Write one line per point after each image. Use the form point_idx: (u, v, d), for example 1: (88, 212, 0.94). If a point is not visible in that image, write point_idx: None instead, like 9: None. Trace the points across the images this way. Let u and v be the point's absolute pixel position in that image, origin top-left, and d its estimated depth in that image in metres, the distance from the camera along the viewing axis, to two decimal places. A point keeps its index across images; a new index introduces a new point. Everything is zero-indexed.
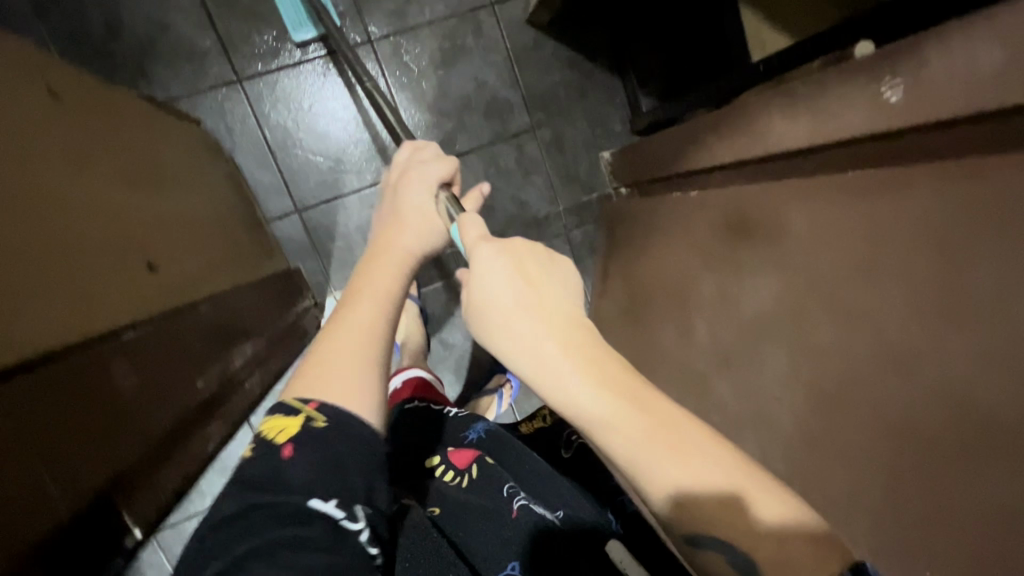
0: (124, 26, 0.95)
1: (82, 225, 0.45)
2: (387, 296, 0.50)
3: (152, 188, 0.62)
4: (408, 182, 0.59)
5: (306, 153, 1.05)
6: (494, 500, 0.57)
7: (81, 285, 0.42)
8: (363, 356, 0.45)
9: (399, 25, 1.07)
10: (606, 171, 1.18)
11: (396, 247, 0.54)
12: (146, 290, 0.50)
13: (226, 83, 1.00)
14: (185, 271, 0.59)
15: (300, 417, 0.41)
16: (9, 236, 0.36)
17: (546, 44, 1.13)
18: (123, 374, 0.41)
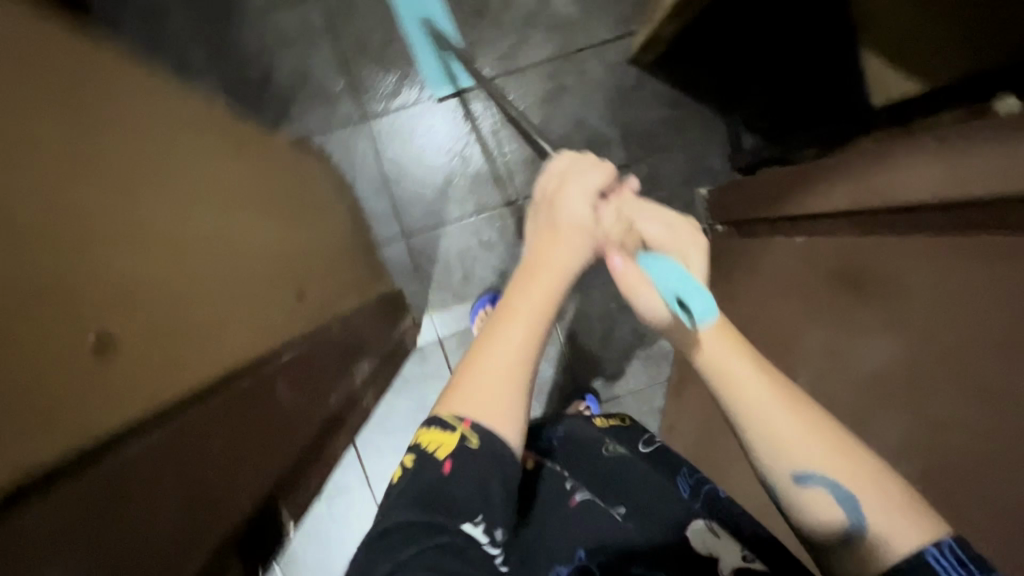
0: (275, 73, 1.10)
1: (245, 266, 0.54)
2: (536, 328, 0.50)
3: (295, 222, 0.71)
4: (565, 193, 0.54)
5: (416, 184, 1.14)
6: (559, 498, 0.61)
7: (246, 318, 0.51)
8: (509, 385, 0.48)
9: (507, 66, 1.13)
10: (702, 208, 1.17)
11: (551, 263, 0.53)
12: (292, 314, 0.59)
13: (352, 122, 1.12)
14: (321, 296, 0.68)
15: (456, 434, 0.46)
16: (190, 283, 0.45)
17: (647, 83, 1.15)
18: (278, 396, 0.49)
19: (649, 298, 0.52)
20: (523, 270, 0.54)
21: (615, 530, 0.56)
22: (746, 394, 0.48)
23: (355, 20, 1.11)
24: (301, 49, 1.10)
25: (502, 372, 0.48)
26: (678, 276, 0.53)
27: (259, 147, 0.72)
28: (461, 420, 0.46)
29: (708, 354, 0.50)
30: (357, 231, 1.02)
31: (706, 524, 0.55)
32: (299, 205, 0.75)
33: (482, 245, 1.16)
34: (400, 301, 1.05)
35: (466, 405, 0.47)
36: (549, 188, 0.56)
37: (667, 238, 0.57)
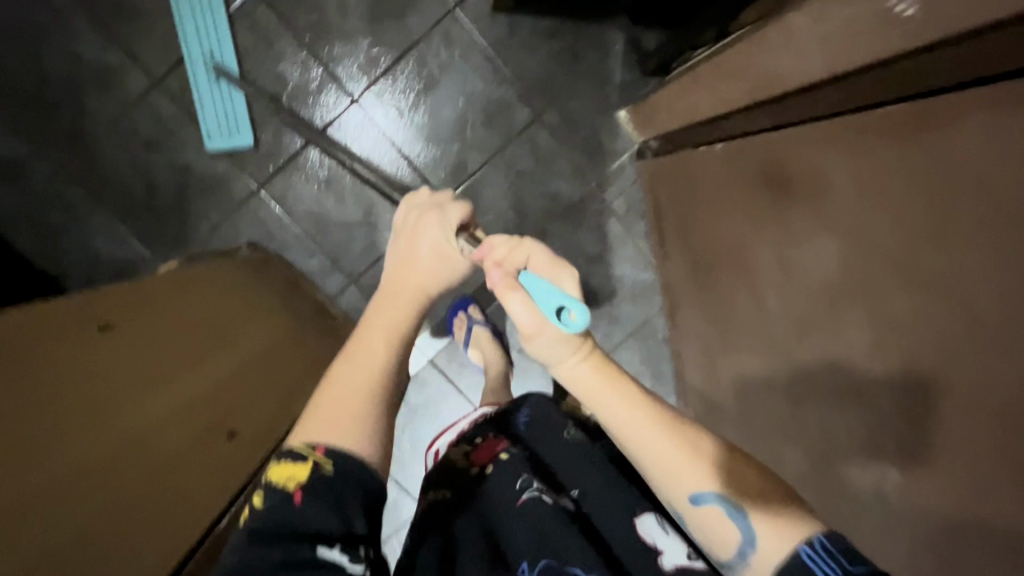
0: (157, 181, 1.05)
1: (170, 442, 0.54)
2: (394, 344, 0.48)
3: (227, 349, 0.71)
4: (423, 227, 0.55)
5: (340, 228, 1.10)
6: (508, 498, 0.58)
7: (179, 500, 0.52)
8: (359, 406, 0.44)
9: (374, 72, 1.05)
10: (629, 128, 1.09)
11: (413, 284, 0.53)
12: (234, 465, 0.60)
13: (251, 195, 1.07)
14: (266, 420, 0.68)
15: (309, 463, 0.41)
16: (109, 500, 0.46)
17: (521, 25, 1.05)
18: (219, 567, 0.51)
19: (521, 306, 0.45)
20: (380, 297, 0.52)
21: (560, 527, 0.53)
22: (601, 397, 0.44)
23: None
24: (169, 145, 1.04)
25: (353, 391, 0.45)
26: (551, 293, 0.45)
27: (156, 292, 0.70)
28: (315, 447, 0.42)
29: (576, 374, 0.45)
30: (300, 305, 1.00)
31: (654, 520, 0.54)
32: (224, 325, 0.74)
33: None
34: None
35: (320, 428, 0.43)
36: (406, 221, 0.58)
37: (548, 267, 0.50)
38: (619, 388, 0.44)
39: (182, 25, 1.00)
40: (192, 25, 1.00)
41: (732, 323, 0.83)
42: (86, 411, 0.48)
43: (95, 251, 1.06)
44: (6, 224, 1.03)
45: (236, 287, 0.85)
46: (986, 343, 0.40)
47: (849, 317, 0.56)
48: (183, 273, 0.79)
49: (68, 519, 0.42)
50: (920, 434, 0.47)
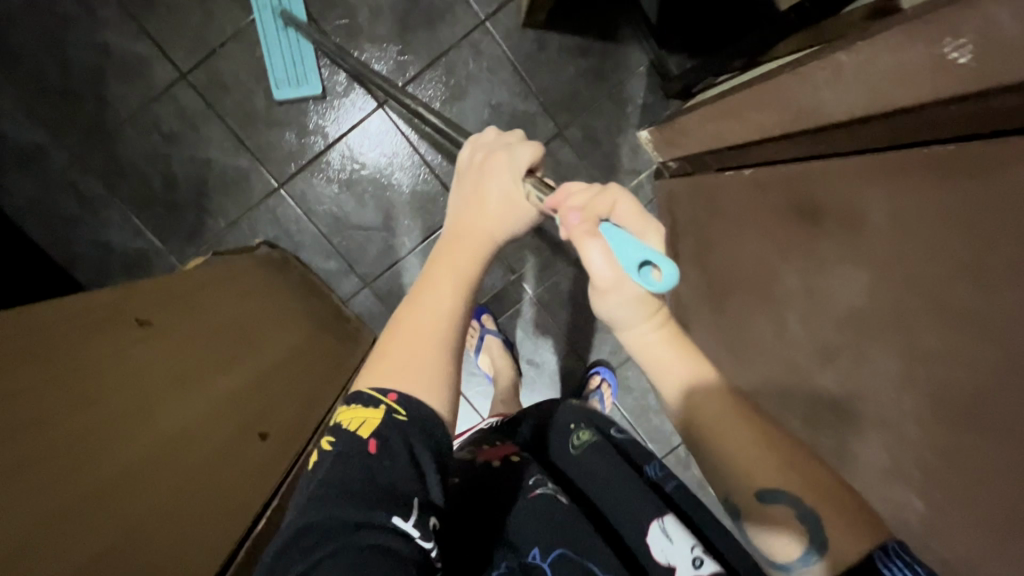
0: (176, 173, 1.04)
1: (206, 443, 0.53)
2: (461, 286, 0.57)
3: (253, 349, 0.70)
4: (493, 166, 0.65)
5: (359, 231, 1.10)
6: (517, 491, 0.59)
7: (226, 498, 0.52)
8: (434, 346, 0.51)
9: (401, 79, 1.06)
10: (648, 148, 1.11)
11: (486, 230, 0.63)
12: (268, 466, 0.60)
13: (270, 192, 1.07)
14: (295, 419, 0.68)
15: (382, 409, 0.46)
16: (164, 500, 0.46)
17: (550, 42, 1.06)
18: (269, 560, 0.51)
19: (601, 255, 0.60)
20: (457, 238, 0.62)
21: (573, 522, 0.55)
22: (632, 327, 0.66)
23: (231, 88, 1.03)
24: (191, 139, 1.03)
25: (430, 322, 0.53)
26: (636, 241, 0.56)
27: (184, 286, 0.68)
28: (387, 394, 0.46)
29: (610, 302, 0.65)
30: (317, 305, 1.00)
31: (660, 527, 0.59)
32: (248, 323, 0.73)
33: None
34: None
35: (391, 376, 0.48)
36: (478, 157, 0.65)
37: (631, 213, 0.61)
38: (655, 313, 0.66)
39: None
40: None
41: (748, 346, 0.85)
42: (131, 411, 0.48)
43: (107, 241, 1.04)
44: (18, 209, 1.02)
45: (263, 288, 0.85)
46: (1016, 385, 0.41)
47: (875, 349, 0.58)
48: (208, 268, 0.79)
49: (128, 520, 0.42)
50: (948, 466, 0.49)
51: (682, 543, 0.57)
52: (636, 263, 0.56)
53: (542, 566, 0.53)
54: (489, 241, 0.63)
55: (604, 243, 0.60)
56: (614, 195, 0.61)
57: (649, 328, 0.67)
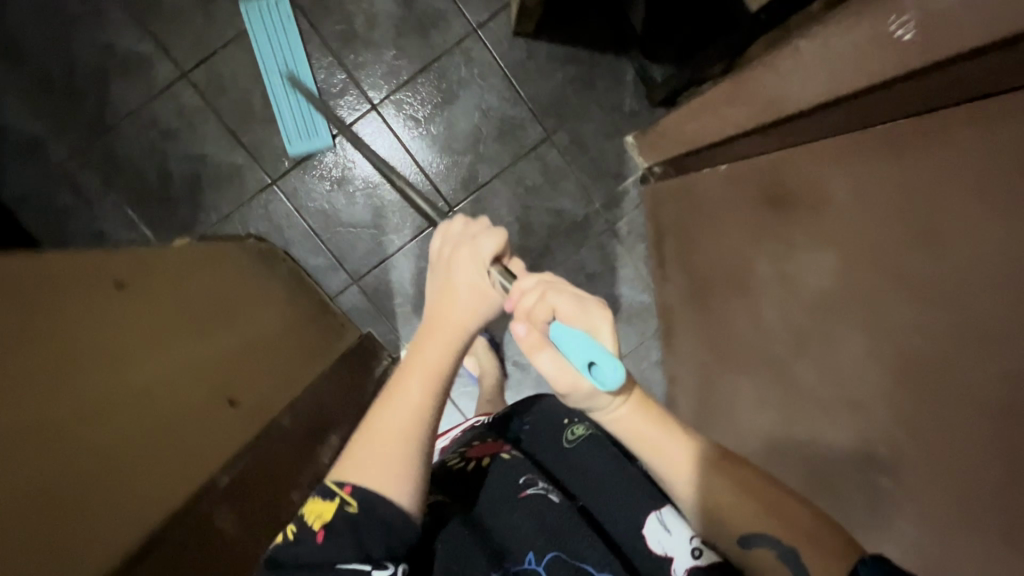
0: (172, 168, 1.07)
1: (165, 399, 0.51)
2: (432, 385, 0.52)
3: (227, 323, 0.69)
4: (460, 261, 0.59)
5: (349, 228, 1.12)
6: (509, 490, 0.59)
7: (180, 456, 0.49)
8: (399, 454, 0.48)
9: (395, 82, 1.10)
10: (636, 154, 1.15)
11: (449, 320, 0.56)
12: (238, 428, 0.57)
13: (263, 188, 1.09)
14: (268, 391, 0.66)
15: (336, 501, 0.45)
16: (108, 444, 0.44)
17: (539, 50, 1.11)
18: (223, 519, 0.48)
19: (552, 363, 0.54)
20: (422, 334, 0.56)
21: (563, 525, 0.54)
22: (644, 437, 0.54)
23: (230, 88, 1.06)
24: (189, 136, 1.06)
25: (399, 424, 0.49)
26: (589, 344, 0.52)
27: (165, 259, 0.69)
28: (344, 485, 0.46)
29: (615, 421, 0.55)
30: (304, 296, 1.01)
31: (658, 519, 0.55)
32: (225, 301, 0.73)
33: None
34: (372, 348, 1.04)
35: (353, 469, 0.47)
36: (443, 251, 0.61)
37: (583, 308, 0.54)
38: (657, 423, 0.54)
39: (252, 31, 1.05)
40: (264, 41, 1.05)
41: (727, 341, 0.86)
42: (85, 357, 0.47)
43: (102, 232, 1.06)
44: (17, 200, 1.04)
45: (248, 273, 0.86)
46: (981, 342, 0.42)
47: (843, 328, 0.58)
48: (189, 247, 0.79)
49: (63, 456, 0.40)
50: (918, 436, 0.49)
51: (681, 533, 0.52)
52: (592, 366, 0.52)
53: (536, 569, 0.52)
54: (460, 331, 0.57)
55: (554, 352, 0.54)
56: (551, 292, 0.54)
57: (675, 440, 0.53)
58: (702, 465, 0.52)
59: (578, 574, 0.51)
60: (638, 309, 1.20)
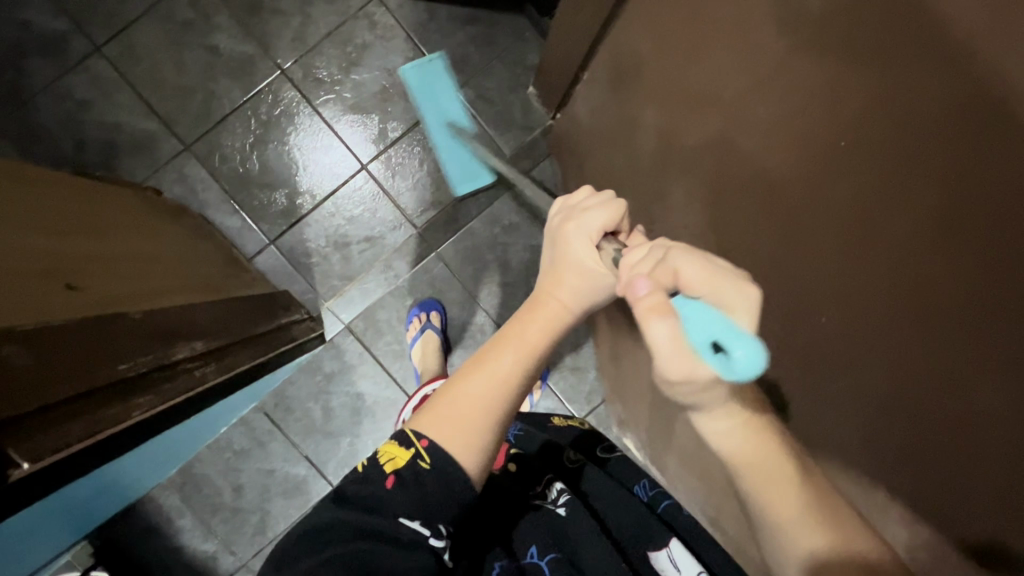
0: (87, 137, 1.10)
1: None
2: (528, 363, 0.51)
3: (65, 232, 0.67)
4: (569, 236, 0.55)
5: (264, 190, 1.15)
6: (521, 496, 0.65)
7: (2, 291, 0.49)
8: (486, 414, 0.48)
9: (303, 48, 1.15)
10: (540, 105, 1.18)
11: (554, 299, 0.55)
12: (62, 303, 0.55)
13: (177, 153, 1.13)
14: (112, 289, 0.65)
15: (411, 450, 0.45)
16: None
17: (439, 12, 1.17)
18: (18, 355, 0.44)
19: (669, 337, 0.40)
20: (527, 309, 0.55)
21: (575, 529, 0.61)
22: (760, 472, 0.43)
23: (143, 60, 1.12)
24: (104, 106, 1.11)
25: (487, 395, 0.48)
26: (734, 328, 0.39)
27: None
28: (421, 438, 0.46)
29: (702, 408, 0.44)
30: (209, 246, 1.02)
31: (668, 555, 0.62)
32: (96, 223, 0.75)
33: (348, 222, 1.17)
34: (281, 300, 1.05)
35: (436, 425, 0.46)
36: (559, 223, 0.57)
37: (707, 276, 0.43)
38: (757, 439, 0.43)
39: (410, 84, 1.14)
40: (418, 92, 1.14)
41: None
42: None
43: None
44: None
45: (94, 196, 0.83)
46: None
47: None
48: (52, 174, 0.81)
49: None
50: None
51: (689, 571, 0.60)
52: (717, 348, 0.40)
53: (538, 564, 0.58)
54: (566, 311, 0.55)
55: (677, 323, 0.41)
56: (672, 254, 0.44)
57: (763, 452, 0.43)
58: (813, 517, 0.41)
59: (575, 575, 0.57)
60: None
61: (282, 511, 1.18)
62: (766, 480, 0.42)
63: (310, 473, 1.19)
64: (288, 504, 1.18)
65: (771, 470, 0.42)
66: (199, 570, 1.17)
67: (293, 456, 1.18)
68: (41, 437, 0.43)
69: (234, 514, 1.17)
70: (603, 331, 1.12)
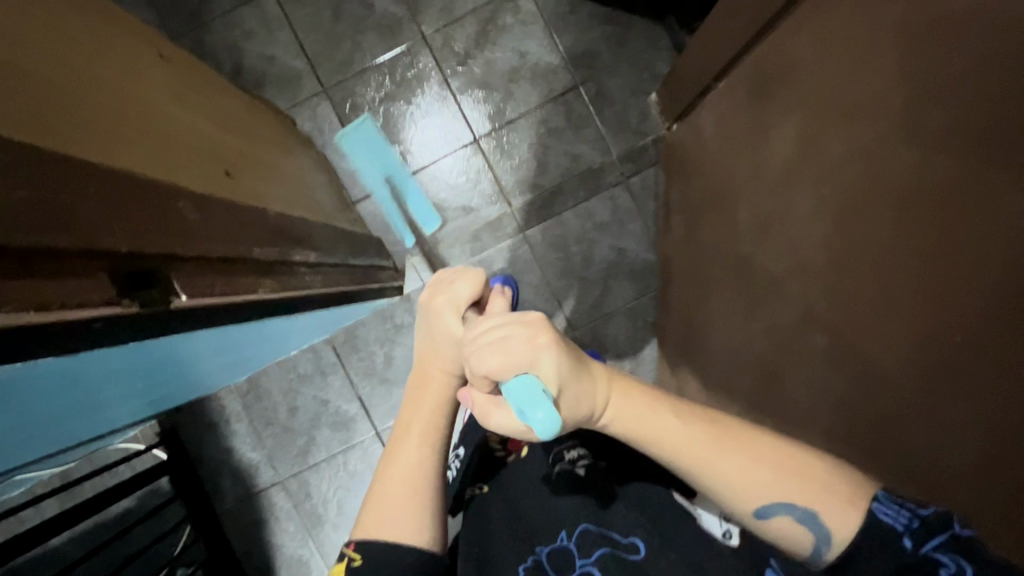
0: (245, 64, 1.22)
1: (177, 131, 0.60)
2: (430, 433, 0.62)
3: (228, 130, 0.75)
4: (437, 313, 0.61)
5: (382, 143, 1.23)
6: (537, 471, 0.68)
7: (180, 159, 0.56)
8: (405, 489, 0.59)
9: (447, 19, 1.22)
10: (657, 113, 1.20)
11: (435, 372, 0.63)
12: (214, 183, 0.61)
13: (315, 94, 1.22)
14: (255, 187, 0.72)
15: (344, 560, 0.58)
16: (127, 112, 0.52)
17: (581, 8, 1.21)
18: (185, 210, 0.51)
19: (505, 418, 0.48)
20: (413, 390, 0.64)
21: (594, 497, 0.63)
22: (658, 440, 0.47)
23: (307, 5, 1.23)
24: (265, 40, 1.22)
25: (406, 474, 0.60)
26: (533, 394, 0.44)
27: (170, 60, 0.74)
28: (347, 545, 0.59)
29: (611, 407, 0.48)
30: (326, 181, 1.09)
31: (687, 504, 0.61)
32: (249, 131, 0.84)
33: (450, 188, 1.23)
34: (375, 243, 1.11)
35: (364, 527, 0.59)
36: (427, 301, 0.62)
37: (502, 349, 0.46)
38: (654, 411, 0.48)
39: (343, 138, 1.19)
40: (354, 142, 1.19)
41: None
42: (123, 70, 0.58)
43: None
44: None
45: (246, 108, 0.91)
46: None
47: None
48: (221, 81, 0.90)
49: (94, 89, 0.49)
50: None
51: (710, 517, 0.59)
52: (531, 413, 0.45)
53: (567, 544, 0.60)
54: (448, 381, 0.63)
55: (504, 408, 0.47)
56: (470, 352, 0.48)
57: (665, 422, 0.48)
58: (723, 448, 0.46)
59: (605, 539, 0.59)
60: (640, 267, 1.21)
61: (328, 444, 1.24)
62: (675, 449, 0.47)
63: (358, 414, 1.24)
64: (334, 439, 1.24)
65: (680, 435, 0.47)
66: (242, 476, 1.25)
67: (348, 395, 1.25)
68: (193, 280, 0.48)
69: (284, 433, 1.25)
70: (672, 345, 1.11)
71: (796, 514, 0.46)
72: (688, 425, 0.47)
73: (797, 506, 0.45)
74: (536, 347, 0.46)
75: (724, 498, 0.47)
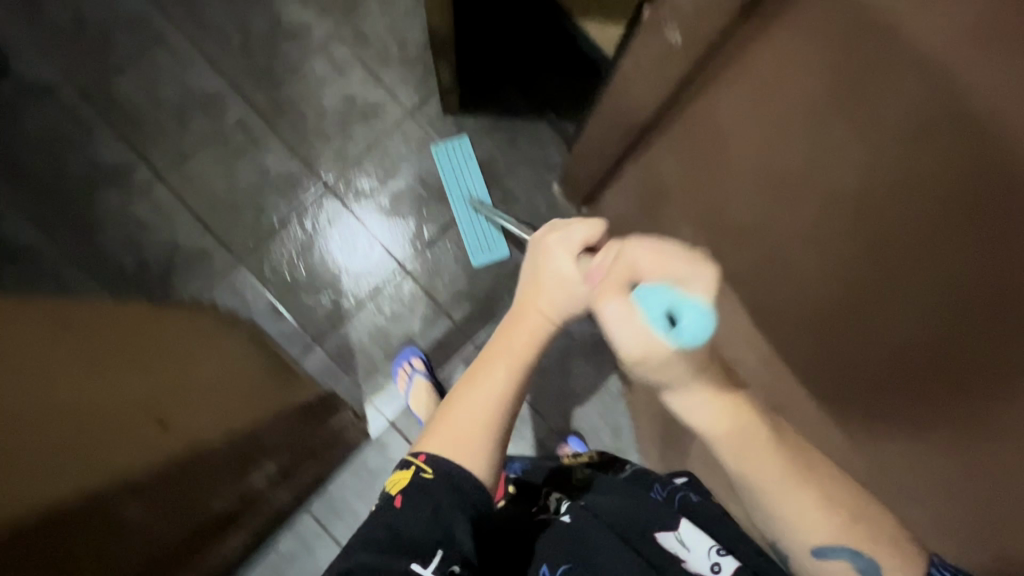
0: (149, 256, 1.19)
1: (117, 402, 0.61)
2: (518, 368, 0.60)
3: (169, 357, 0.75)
4: (551, 248, 0.62)
5: (310, 295, 1.21)
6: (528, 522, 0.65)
7: (109, 451, 0.58)
8: (486, 421, 0.56)
9: (344, 163, 1.25)
10: (563, 199, 1.26)
11: (535, 310, 0.62)
12: (147, 447, 0.63)
13: (230, 266, 1.20)
14: (201, 415, 0.72)
15: (412, 468, 0.54)
16: (62, 422, 0.53)
17: (465, 123, 1.27)
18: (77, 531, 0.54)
19: (623, 319, 0.47)
20: (511, 322, 0.63)
21: (586, 537, 0.58)
22: (761, 475, 0.48)
23: (200, 183, 1.22)
24: (165, 228, 1.20)
25: (489, 400, 0.57)
26: (679, 300, 0.45)
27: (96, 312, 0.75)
28: (417, 455, 0.55)
29: (700, 413, 0.49)
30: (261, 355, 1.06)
31: (676, 537, 0.58)
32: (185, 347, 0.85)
33: (390, 319, 1.23)
34: (330, 403, 1.09)
35: (436, 442, 0.55)
36: (542, 239, 0.64)
37: (667, 260, 0.48)
38: (756, 437, 0.48)
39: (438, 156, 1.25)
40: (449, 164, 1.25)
41: None
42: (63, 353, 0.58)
43: None
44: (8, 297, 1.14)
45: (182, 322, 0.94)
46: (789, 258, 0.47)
47: None
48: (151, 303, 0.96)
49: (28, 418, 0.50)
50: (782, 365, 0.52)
51: (699, 550, 0.57)
52: (672, 321, 0.46)
53: None
54: (544, 318, 0.62)
55: (630, 310, 0.48)
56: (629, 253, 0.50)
57: (770, 455, 0.48)
58: (806, 484, 0.48)
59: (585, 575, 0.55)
60: (591, 342, 1.25)
61: None
62: (776, 485, 0.48)
63: None
64: None
65: (782, 473, 0.48)
66: None
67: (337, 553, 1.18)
68: None
69: None
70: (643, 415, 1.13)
71: (857, 560, 0.48)
72: (790, 466, 0.48)
73: (861, 552, 0.47)
74: (695, 260, 0.47)
75: (787, 532, 0.49)
